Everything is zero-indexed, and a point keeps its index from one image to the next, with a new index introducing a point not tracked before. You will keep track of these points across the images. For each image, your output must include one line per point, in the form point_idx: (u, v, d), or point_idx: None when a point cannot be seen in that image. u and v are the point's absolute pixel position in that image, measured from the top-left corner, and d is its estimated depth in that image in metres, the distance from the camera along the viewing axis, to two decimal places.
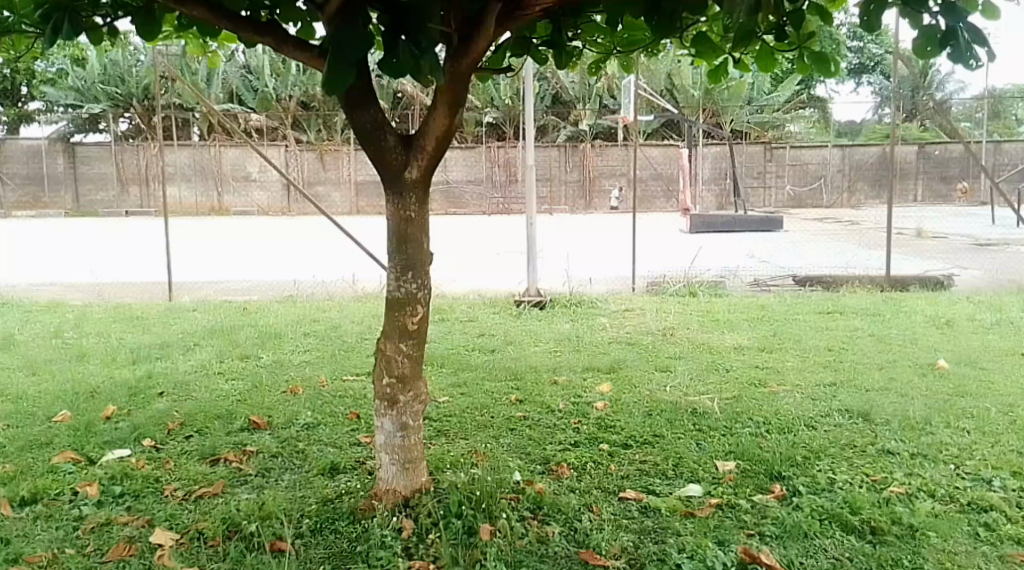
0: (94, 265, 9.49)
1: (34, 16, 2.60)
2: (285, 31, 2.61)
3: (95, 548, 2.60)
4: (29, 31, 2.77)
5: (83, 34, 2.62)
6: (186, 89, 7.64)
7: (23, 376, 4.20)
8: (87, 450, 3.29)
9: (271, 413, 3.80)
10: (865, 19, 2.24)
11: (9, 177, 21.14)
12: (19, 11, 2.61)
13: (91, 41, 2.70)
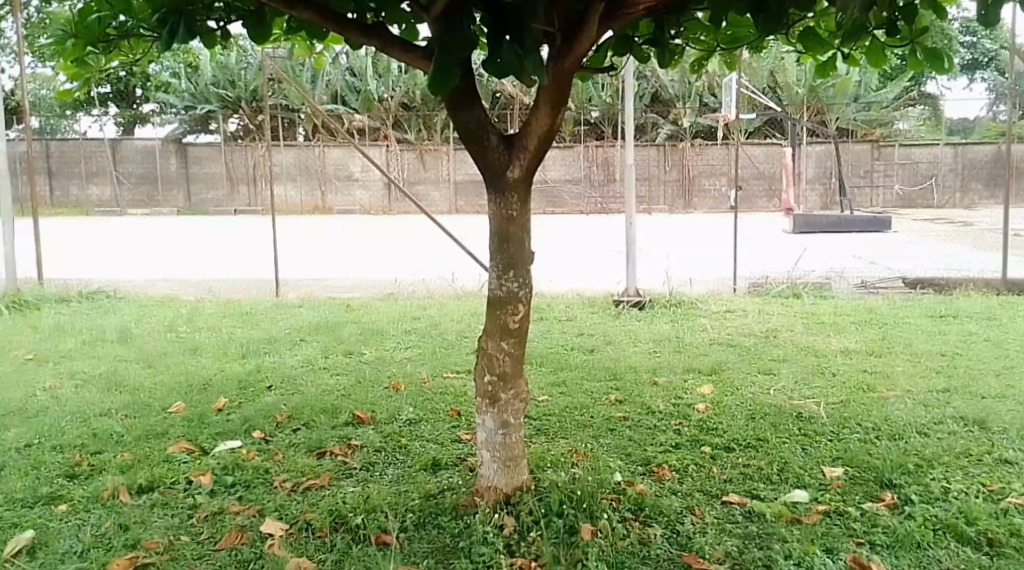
0: (208, 262, 9.92)
1: (153, 19, 2.71)
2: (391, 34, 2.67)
3: (209, 536, 2.66)
4: (147, 35, 2.88)
5: (198, 38, 2.73)
6: (295, 90, 7.89)
7: (141, 368, 4.42)
8: (200, 441, 3.40)
9: (374, 408, 3.88)
10: (980, 15, 2.08)
11: (125, 177, 22.37)
12: (138, 16, 2.74)
13: (205, 44, 2.80)
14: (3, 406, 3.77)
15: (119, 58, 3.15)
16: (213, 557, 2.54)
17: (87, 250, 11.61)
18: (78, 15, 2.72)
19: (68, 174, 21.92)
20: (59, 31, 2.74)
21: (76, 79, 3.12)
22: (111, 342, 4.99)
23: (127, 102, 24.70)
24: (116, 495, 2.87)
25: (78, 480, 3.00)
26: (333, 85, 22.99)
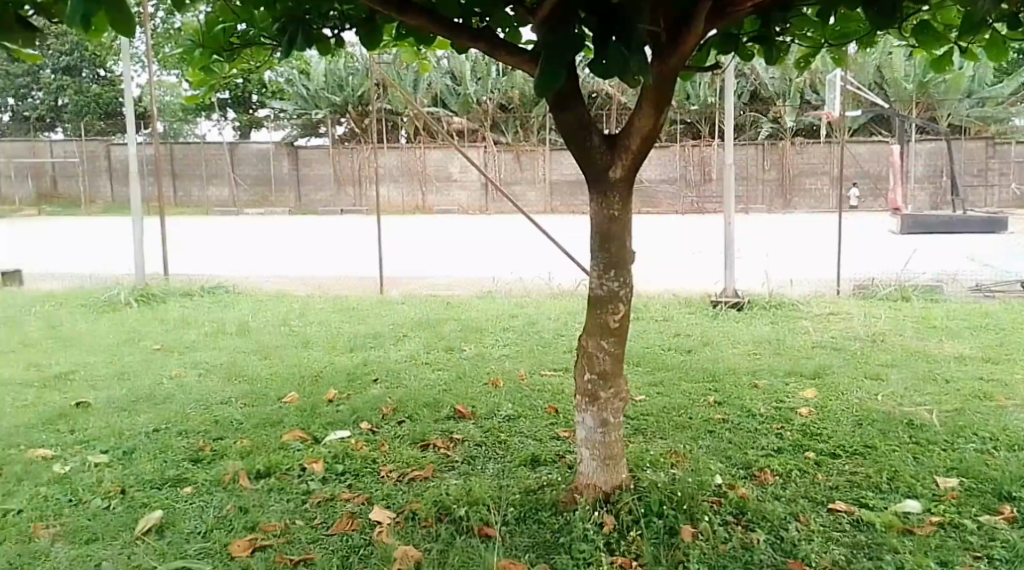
0: (315, 259, 10.29)
1: (273, 29, 2.84)
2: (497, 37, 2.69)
3: (321, 521, 2.78)
4: (266, 44, 3.01)
5: (314, 46, 2.85)
6: (396, 93, 8.10)
7: (256, 359, 4.64)
8: (312, 430, 3.55)
9: (474, 403, 3.96)
10: None
11: (242, 179, 23.33)
12: (259, 25, 2.87)
13: (321, 52, 2.92)
14: (133, 392, 4.02)
15: (241, 64, 3.31)
16: (324, 542, 2.64)
17: (210, 249, 12.11)
18: (205, 26, 2.89)
19: (189, 176, 23.12)
20: (188, 41, 2.90)
21: (200, 85, 3.29)
22: (229, 334, 5.25)
23: (242, 107, 25.82)
24: (236, 479, 3.04)
25: (201, 465, 3.17)
26: (433, 87, 23.31)
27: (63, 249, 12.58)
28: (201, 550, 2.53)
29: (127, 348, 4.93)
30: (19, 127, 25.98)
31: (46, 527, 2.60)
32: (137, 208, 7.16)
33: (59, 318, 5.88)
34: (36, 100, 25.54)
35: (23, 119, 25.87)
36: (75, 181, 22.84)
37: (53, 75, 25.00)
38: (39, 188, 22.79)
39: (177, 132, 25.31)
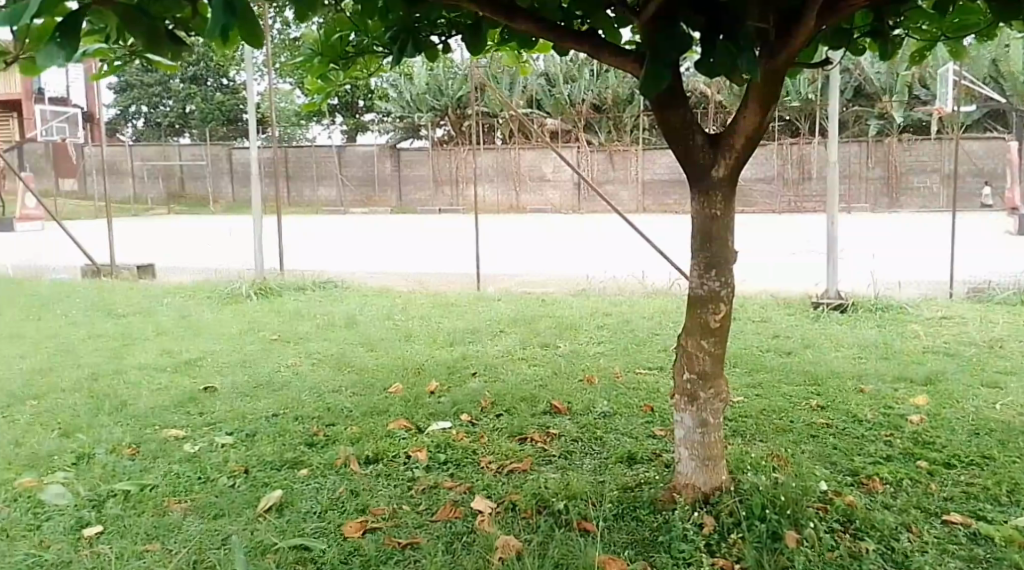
0: (414, 256, 10.53)
1: (385, 37, 2.93)
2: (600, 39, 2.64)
3: (426, 507, 2.86)
4: (379, 51, 3.10)
5: (423, 52, 2.91)
6: (495, 95, 8.26)
7: (362, 350, 4.82)
8: (416, 420, 3.67)
9: (570, 399, 4.00)
10: None
11: (348, 179, 23.96)
12: (372, 34, 2.98)
13: (429, 57, 2.98)
14: (254, 378, 4.25)
15: (354, 73, 3.46)
16: (430, 527, 2.72)
17: (321, 246, 12.53)
18: (323, 36, 3.00)
19: (302, 177, 24.01)
20: (309, 50, 3.04)
21: (318, 92, 3.44)
22: (337, 327, 5.45)
23: (350, 111, 26.64)
24: (348, 463, 3.18)
25: (315, 448, 3.33)
26: (528, 89, 23.45)
27: (189, 245, 13.23)
28: (318, 528, 2.66)
29: (247, 338, 5.19)
30: (154, 133, 27.46)
31: (180, 502, 2.78)
32: (255, 206, 7.48)
33: (186, 308, 6.23)
34: (168, 108, 26.88)
35: (156, 126, 27.26)
36: (199, 182, 24.02)
37: (182, 84, 26.29)
38: (169, 188, 24.16)
39: (289, 135, 26.29)
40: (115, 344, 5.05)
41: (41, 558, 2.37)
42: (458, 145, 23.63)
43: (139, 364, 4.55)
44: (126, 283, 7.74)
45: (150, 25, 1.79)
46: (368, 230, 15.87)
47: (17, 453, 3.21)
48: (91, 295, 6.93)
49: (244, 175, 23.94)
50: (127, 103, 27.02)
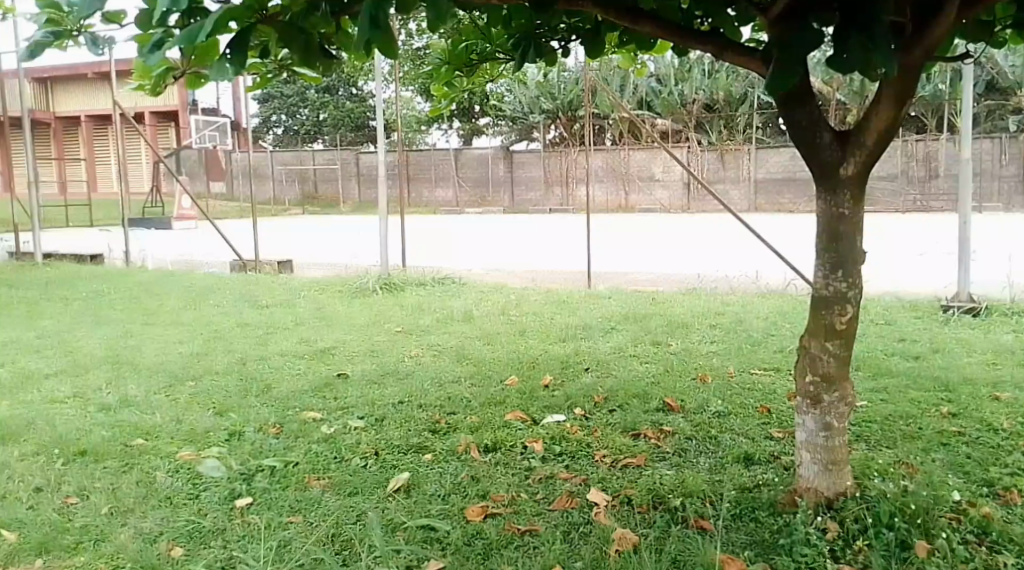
0: (526, 256, 10.65)
1: (508, 43, 2.99)
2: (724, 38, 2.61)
3: (544, 497, 2.92)
4: (501, 57, 3.13)
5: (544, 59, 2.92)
6: (606, 97, 8.27)
7: (479, 344, 4.96)
8: (532, 412, 3.75)
9: (684, 397, 4.00)
10: None
11: (462, 180, 24.22)
12: (496, 40, 3.02)
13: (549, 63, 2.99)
14: (381, 367, 4.46)
15: (478, 79, 3.55)
16: (547, 516, 2.77)
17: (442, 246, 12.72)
18: (449, 45, 3.07)
19: (421, 179, 24.47)
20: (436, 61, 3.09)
21: (443, 98, 3.53)
22: (456, 321, 5.62)
23: (466, 116, 27.00)
24: (468, 451, 3.31)
25: (438, 435, 3.47)
26: (638, 90, 23.36)
27: (322, 244, 13.68)
28: (442, 511, 2.77)
29: (372, 330, 5.42)
30: (293, 140, 28.10)
31: (319, 479, 2.99)
32: (378, 205, 7.71)
33: (320, 301, 6.54)
34: (304, 117, 27.59)
35: (293, 133, 27.97)
36: (331, 183, 24.59)
37: (317, 93, 27.04)
38: (303, 191, 24.97)
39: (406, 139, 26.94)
40: (258, 332, 5.38)
41: (200, 524, 2.60)
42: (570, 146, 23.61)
43: (279, 352, 4.84)
44: (266, 278, 8.11)
45: (305, 40, 1.96)
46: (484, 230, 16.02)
47: (178, 428, 3.52)
48: (233, 288, 7.32)
49: (370, 177, 24.33)
50: (268, 112, 27.74)
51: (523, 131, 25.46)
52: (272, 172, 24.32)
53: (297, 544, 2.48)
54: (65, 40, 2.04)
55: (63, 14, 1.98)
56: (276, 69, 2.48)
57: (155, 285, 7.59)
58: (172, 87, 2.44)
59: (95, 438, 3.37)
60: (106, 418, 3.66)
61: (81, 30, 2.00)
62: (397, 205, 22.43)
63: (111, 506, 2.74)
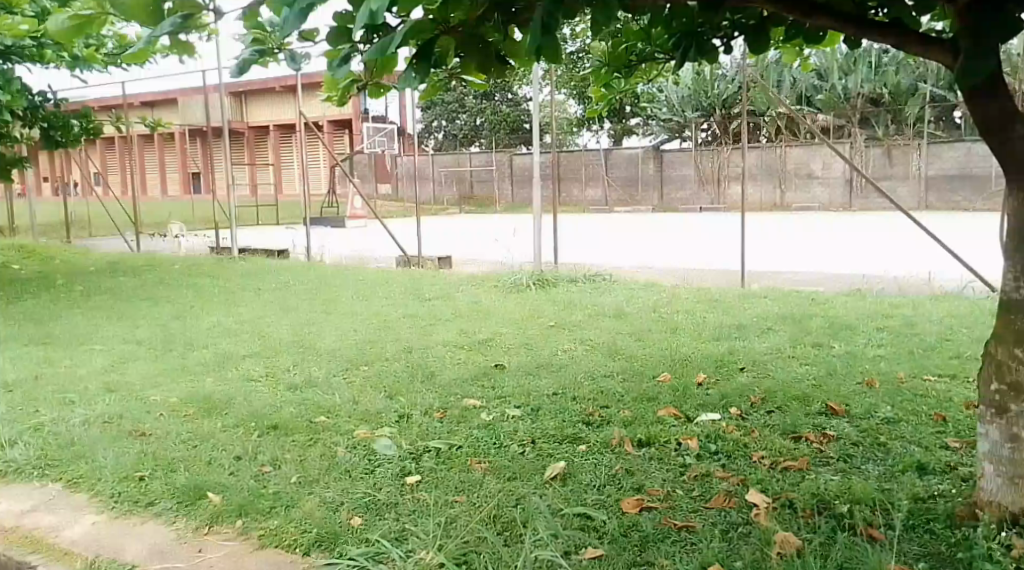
0: (680, 254, 10.55)
1: (669, 43, 3.01)
2: (907, 27, 2.50)
3: (700, 494, 2.91)
4: (660, 58, 3.16)
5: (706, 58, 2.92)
6: (764, 92, 8.03)
7: (632, 340, 5.00)
8: (686, 409, 3.75)
9: (848, 402, 3.87)
10: None
11: (612, 180, 24.13)
12: (656, 41, 3.05)
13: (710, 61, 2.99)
14: (537, 360, 4.60)
15: (636, 80, 3.60)
16: (705, 513, 2.76)
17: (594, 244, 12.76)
18: (610, 47, 3.13)
19: (572, 179, 24.58)
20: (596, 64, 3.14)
21: (600, 99, 3.61)
22: (608, 317, 5.68)
23: (618, 117, 26.86)
24: (623, 444, 3.37)
25: (592, 427, 3.56)
26: (798, 86, 22.51)
27: (479, 242, 14.03)
28: (598, 501, 2.84)
29: (529, 323, 5.58)
30: (451, 144, 28.84)
31: (480, 462, 3.18)
32: (531, 203, 7.87)
33: (478, 295, 6.78)
34: (462, 122, 28.17)
35: (452, 137, 28.61)
36: (486, 184, 25.12)
37: (475, 98, 27.71)
38: (460, 192, 25.71)
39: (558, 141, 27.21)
40: (422, 323, 5.66)
41: (374, 498, 2.85)
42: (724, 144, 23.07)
43: (443, 342, 5.08)
44: (428, 273, 8.49)
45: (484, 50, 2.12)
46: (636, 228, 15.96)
47: (354, 408, 3.80)
48: (400, 282, 7.69)
49: (523, 178, 24.64)
50: (430, 118, 28.60)
51: (675, 129, 25.12)
52: (433, 174, 25.22)
53: (462, 521, 2.66)
54: (267, 57, 2.30)
55: (267, 33, 2.24)
56: (449, 78, 2.63)
57: (332, 278, 8.10)
58: (355, 96, 2.68)
59: (284, 414, 3.71)
60: (294, 396, 4.00)
61: (282, 47, 2.25)
62: (549, 205, 22.59)
63: (299, 476, 3.04)
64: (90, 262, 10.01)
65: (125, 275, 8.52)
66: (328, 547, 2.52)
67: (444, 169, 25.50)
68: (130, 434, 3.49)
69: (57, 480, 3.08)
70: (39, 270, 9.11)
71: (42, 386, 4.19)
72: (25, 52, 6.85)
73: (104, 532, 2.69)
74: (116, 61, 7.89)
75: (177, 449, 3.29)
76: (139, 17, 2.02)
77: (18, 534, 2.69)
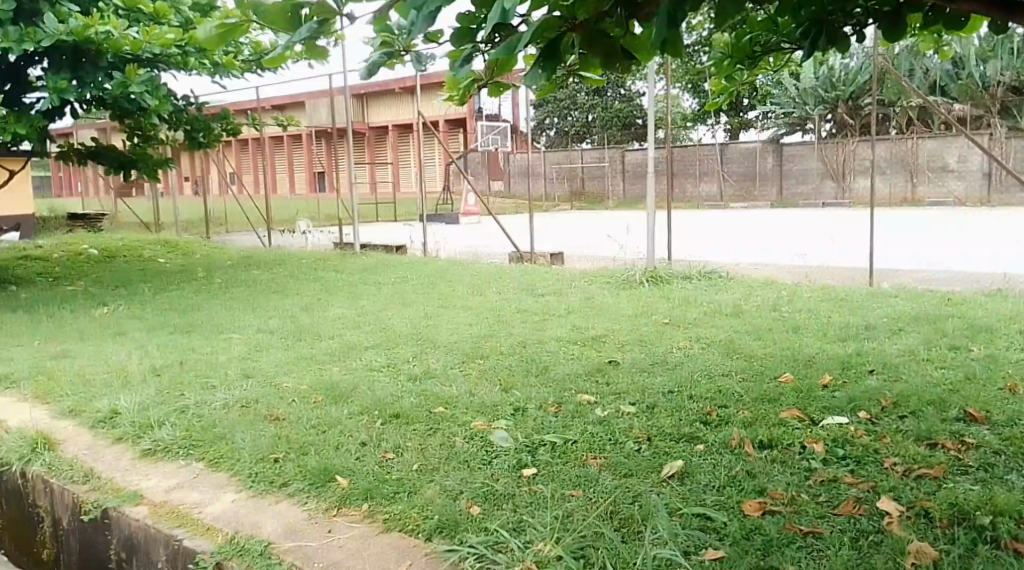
0: (802, 251, 10.21)
1: (795, 32, 2.91)
2: None
3: (827, 500, 2.82)
4: (787, 47, 3.05)
5: (836, 46, 2.81)
6: (895, 83, 7.66)
7: (752, 339, 4.88)
8: (810, 412, 3.64)
9: (989, 408, 3.64)
10: None
11: (726, 174, 23.22)
12: (782, 31, 2.96)
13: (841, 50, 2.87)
14: (652, 357, 4.56)
15: (761, 71, 3.52)
16: (832, 519, 2.67)
17: (711, 240, 12.47)
18: (733, 38, 3.06)
19: (686, 174, 24.10)
20: (719, 53, 3.08)
21: (721, 91, 3.56)
22: (725, 315, 5.56)
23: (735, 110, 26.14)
24: (743, 446, 3.29)
25: (710, 426, 3.51)
26: (931, 74, 21.34)
27: (592, 238, 13.97)
28: (718, 502, 2.79)
29: (643, 320, 5.54)
30: (563, 140, 28.85)
31: (595, 457, 3.18)
32: (646, 198, 7.77)
33: (590, 291, 6.77)
34: (574, 118, 28.10)
35: (564, 134, 28.58)
36: (598, 180, 24.96)
37: (589, 95, 27.62)
38: (572, 188, 25.66)
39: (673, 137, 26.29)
40: (536, 318, 5.71)
41: (492, 488, 2.90)
42: (850, 136, 22.12)
43: (557, 337, 5.10)
44: (540, 268, 8.54)
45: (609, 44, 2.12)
46: (752, 224, 15.52)
47: (471, 401, 3.87)
48: (514, 277, 7.77)
49: (636, 174, 24.36)
50: (543, 115, 28.69)
51: (797, 122, 24.27)
52: (546, 170, 25.31)
53: (580, 515, 2.68)
54: (395, 59, 2.39)
55: (395, 36, 2.33)
56: (569, 75, 2.64)
57: (448, 273, 8.26)
58: (478, 94, 2.74)
59: (405, 403, 3.82)
60: (414, 387, 4.12)
61: (409, 48, 2.33)
62: (664, 201, 22.28)
63: (420, 464, 3.14)
64: (225, 255, 10.58)
65: (259, 269, 8.96)
66: (449, 533, 2.59)
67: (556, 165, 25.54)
68: (265, 418, 3.68)
69: (201, 459, 3.28)
70: (180, 264, 9.69)
71: (186, 371, 4.47)
72: (170, 61, 7.31)
73: (242, 510, 2.85)
74: (251, 67, 8.31)
75: (308, 434, 3.45)
76: (278, 23, 2.15)
77: (166, 508, 2.87)
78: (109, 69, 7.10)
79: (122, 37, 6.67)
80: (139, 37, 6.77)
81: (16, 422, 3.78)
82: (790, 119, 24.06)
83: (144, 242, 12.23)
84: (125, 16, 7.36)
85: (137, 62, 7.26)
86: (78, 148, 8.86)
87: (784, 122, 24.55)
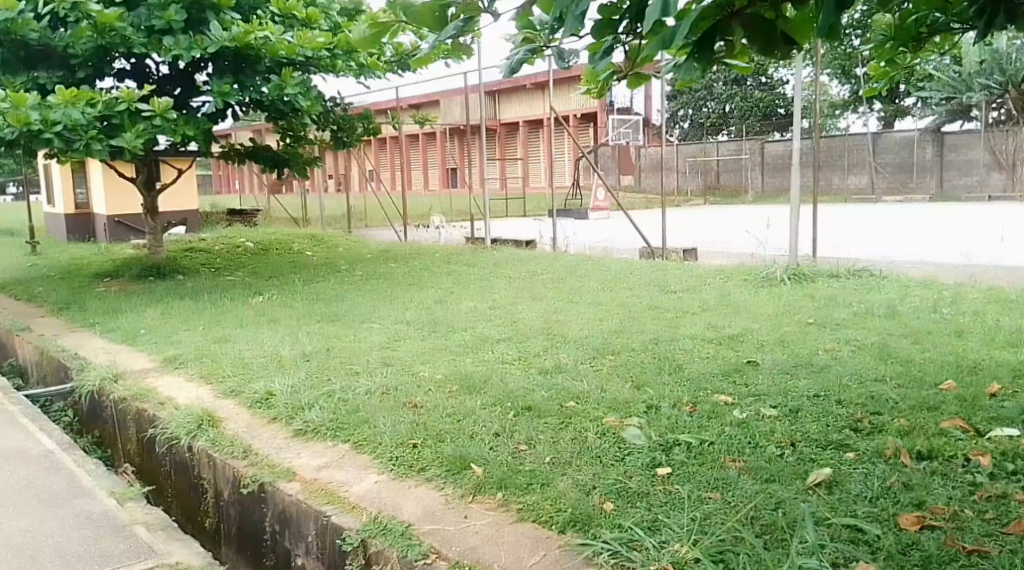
0: (967, 247, 9.56)
1: (968, 13, 2.68)
2: None
3: (995, 517, 2.61)
4: (957, 27, 2.81)
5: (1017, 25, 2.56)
6: None
7: (907, 341, 4.60)
8: (976, 423, 3.37)
9: None
10: None
11: (880, 167, 22.09)
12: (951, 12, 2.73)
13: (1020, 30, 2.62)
14: (795, 358, 4.37)
15: (925, 54, 3.31)
16: (1001, 538, 2.47)
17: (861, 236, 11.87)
18: (898, 20, 2.87)
19: (834, 167, 22.89)
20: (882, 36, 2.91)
21: (881, 77, 3.39)
22: (877, 316, 5.26)
23: (888, 97, 24.73)
24: (898, 455, 3.09)
25: (861, 434, 3.32)
26: None
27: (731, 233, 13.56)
28: (871, 514, 2.64)
29: (784, 319, 5.34)
30: (698, 132, 28.12)
31: (734, 460, 3.08)
32: (792, 192, 7.42)
33: (728, 288, 6.59)
34: (709, 110, 27.33)
35: (700, 126, 27.86)
36: (736, 173, 24.16)
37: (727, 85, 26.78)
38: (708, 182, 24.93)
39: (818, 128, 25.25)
40: (670, 315, 5.58)
41: (626, 485, 2.86)
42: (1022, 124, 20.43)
43: (691, 335, 4.99)
44: (675, 264, 8.32)
45: (770, 30, 2.03)
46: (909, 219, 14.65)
47: (603, 396, 3.83)
48: (650, 274, 7.61)
49: (777, 166, 23.40)
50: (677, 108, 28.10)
51: (959, 110, 22.70)
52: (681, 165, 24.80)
53: (717, 519, 2.59)
54: (537, 55, 2.42)
55: (537, 32, 2.36)
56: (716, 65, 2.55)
57: (583, 268, 8.22)
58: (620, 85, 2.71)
59: (538, 396, 3.83)
60: (546, 380, 4.12)
61: (552, 44, 2.35)
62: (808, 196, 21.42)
63: (553, 456, 3.13)
64: (366, 249, 10.97)
65: (398, 262, 9.23)
66: (582, 527, 2.58)
67: (692, 159, 24.91)
68: (404, 405, 3.77)
69: (346, 441, 3.41)
70: (326, 256, 10.09)
71: (332, 358, 4.66)
72: (321, 64, 7.58)
73: (385, 491, 2.94)
74: (394, 66, 8.54)
75: (444, 422, 3.51)
76: (426, 26, 2.20)
77: (316, 486, 3.00)
78: (266, 73, 7.46)
79: (278, 42, 7.08)
80: (293, 42, 7.16)
81: (183, 400, 4.05)
82: (952, 106, 22.51)
83: (292, 235, 12.85)
84: (281, 22, 7.69)
85: (291, 65, 7.59)
86: (237, 147, 9.39)
87: (946, 110, 22.96)
